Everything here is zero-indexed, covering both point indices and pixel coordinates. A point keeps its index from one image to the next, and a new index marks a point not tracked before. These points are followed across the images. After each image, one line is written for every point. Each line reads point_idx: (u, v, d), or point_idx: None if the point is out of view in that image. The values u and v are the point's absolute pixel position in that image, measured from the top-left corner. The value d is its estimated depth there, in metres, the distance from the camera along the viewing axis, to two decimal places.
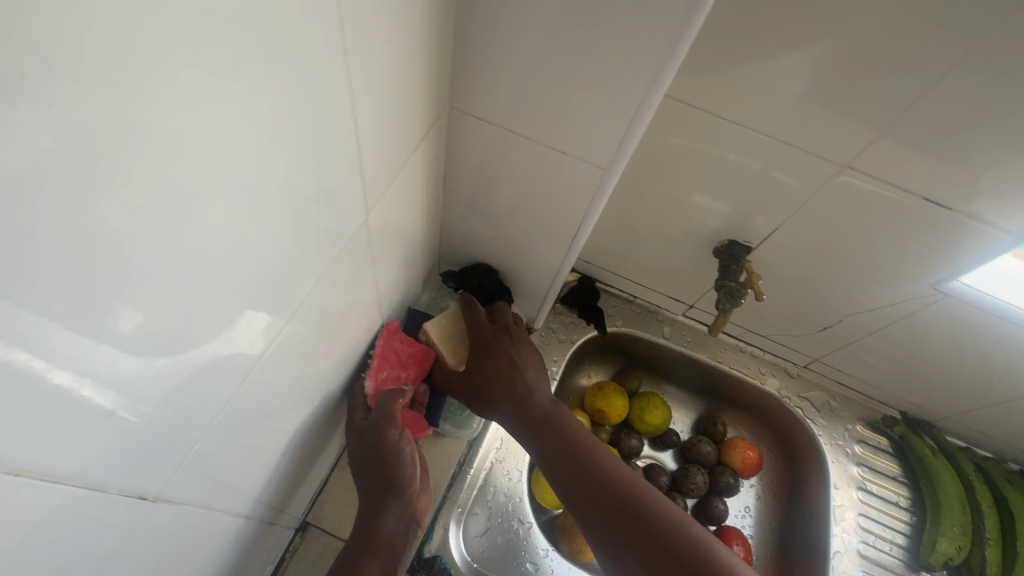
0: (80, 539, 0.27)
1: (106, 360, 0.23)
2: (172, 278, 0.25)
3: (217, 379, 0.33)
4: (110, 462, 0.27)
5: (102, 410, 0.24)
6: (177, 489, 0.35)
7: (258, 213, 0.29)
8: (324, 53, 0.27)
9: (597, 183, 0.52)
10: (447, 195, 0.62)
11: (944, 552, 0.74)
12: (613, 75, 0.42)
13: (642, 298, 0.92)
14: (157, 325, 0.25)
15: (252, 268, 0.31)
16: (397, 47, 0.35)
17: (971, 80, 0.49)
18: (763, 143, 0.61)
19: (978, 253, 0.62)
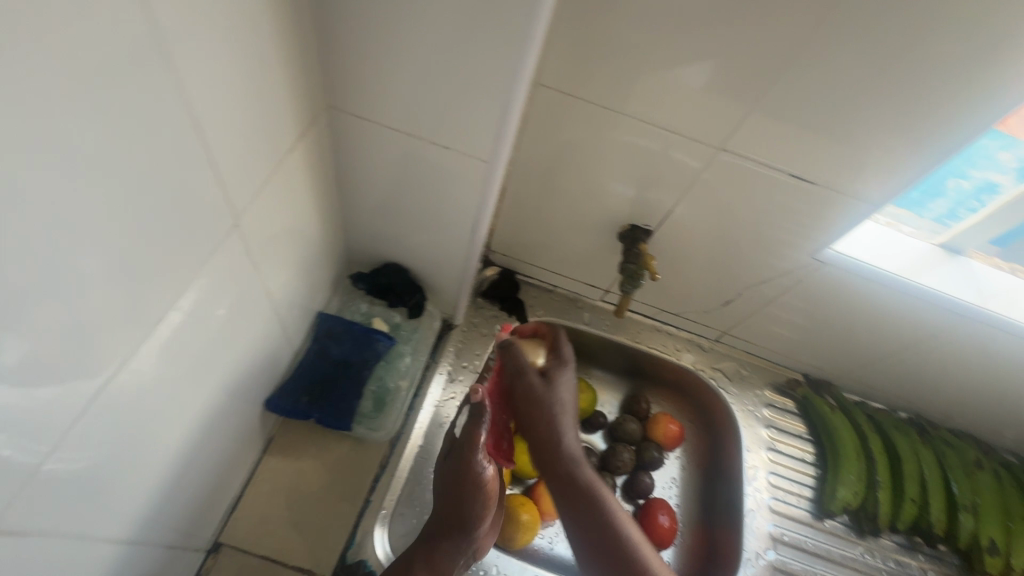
0: None
1: None
2: None
3: (56, 401, 0.30)
4: None
5: None
6: (28, 521, 0.32)
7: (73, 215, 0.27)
8: (133, 43, 0.27)
9: (482, 177, 0.53)
10: (343, 195, 0.62)
11: (842, 498, 0.81)
12: (474, 65, 0.43)
13: (561, 287, 0.94)
14: None
15: (80, 275, 0.29)
16: (242, 41, 0.35)
17: (807, 58, 0.54)
18: (646, 130, 0.65)
19: (845, 220, 0.68)
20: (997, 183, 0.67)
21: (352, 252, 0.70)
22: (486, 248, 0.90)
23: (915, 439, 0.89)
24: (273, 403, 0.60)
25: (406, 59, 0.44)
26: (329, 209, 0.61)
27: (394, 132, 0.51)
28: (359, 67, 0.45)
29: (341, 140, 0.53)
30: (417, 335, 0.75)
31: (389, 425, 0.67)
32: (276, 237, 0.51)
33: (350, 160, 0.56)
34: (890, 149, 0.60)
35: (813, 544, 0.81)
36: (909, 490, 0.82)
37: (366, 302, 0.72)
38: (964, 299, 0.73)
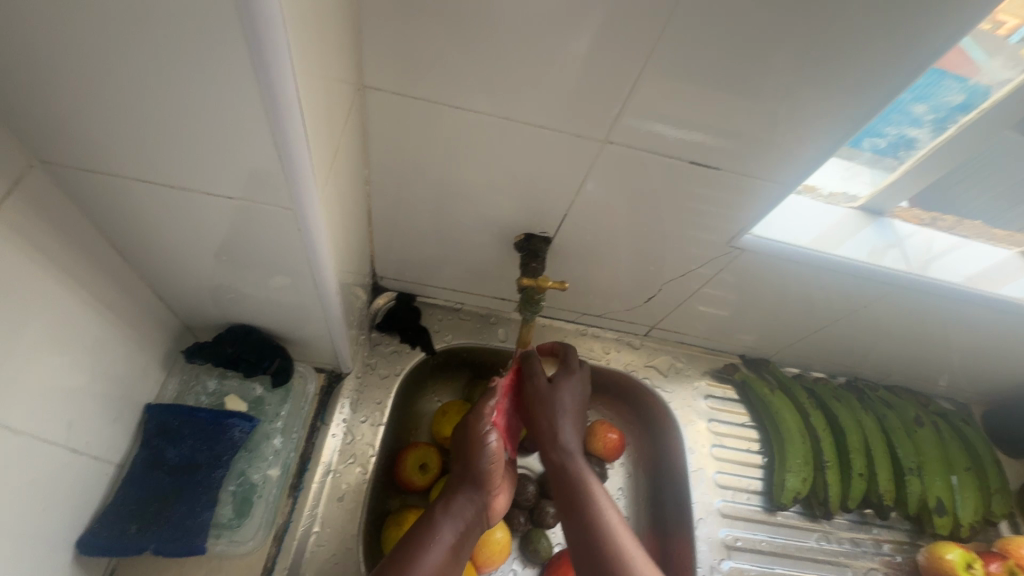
0: None
1: None
2: None
3: None
4: None
5: None
6: None
7: None
8: None
9: (297, 224, 0.41)
10: (140, 262, 0.47)
11: (792, 487, 0.76)
12: (219, 88, 0.30)
13: (469, 304, 0.83)
14: None
15: None
16: None
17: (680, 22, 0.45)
18: (518, 129, 0.55)
19: (758, 200, 0.60)
20: (913, 139, 0.60)
21: (187, 320, 0.57)
22: (374, 275, 0.78)
23: (856, 406, 0.85)
24: (85, 543, 0.46)
25: (130, 100, 0.31)
26: (125, 283, 0.48)
27: (162, 186, 0.38)
28: (69, 112, 0.32)
29: (99, 204, 0.40)
30: (288, 404, 0.63)
31: (258, 529, 0.56)
32: (17, 351, 0.37)
33: (125, 223, 0.42)
34: (790, 122, 0.52)
35: (767, 543, 0.75)
36: (856, 465, 0.78)
37: (216, 377, 0.59)
38: (891, 267, 0.68)
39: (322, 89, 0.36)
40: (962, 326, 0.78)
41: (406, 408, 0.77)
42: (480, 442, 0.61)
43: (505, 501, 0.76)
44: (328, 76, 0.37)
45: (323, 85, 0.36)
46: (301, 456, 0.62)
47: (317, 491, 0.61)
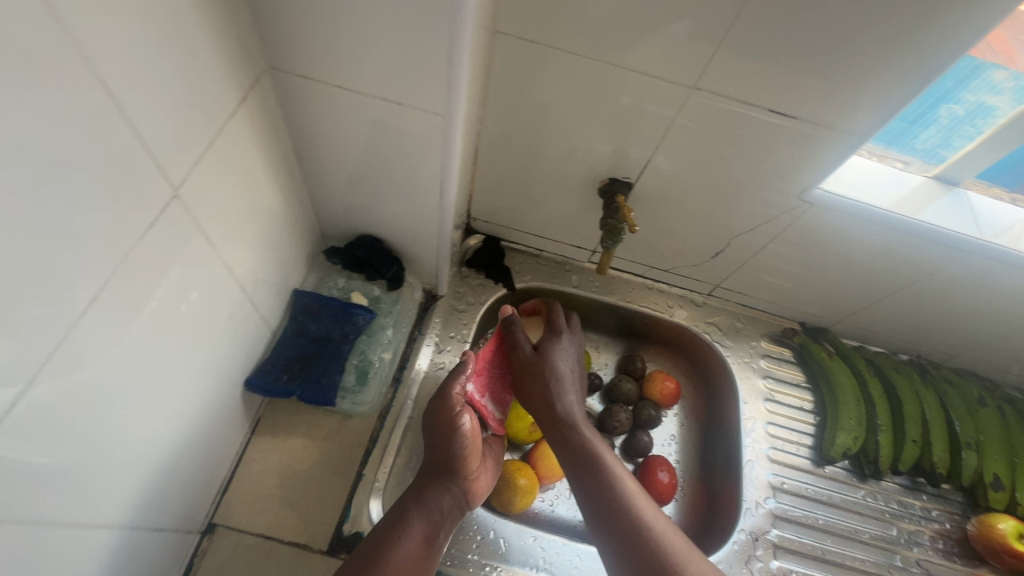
0: None
1: None
2: None
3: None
4: None
5: None
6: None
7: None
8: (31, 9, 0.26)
9: (439, 137, 0.51)
10: (306, 166, 0.60)
11: (843, 443, 0.80)
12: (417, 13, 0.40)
13: (548, 250, 0.92)
14: None
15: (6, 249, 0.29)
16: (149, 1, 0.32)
17: None
18: (618, 76, 0.62)
19: (829, 160, 0.64)
20: (992, 106, 0.63)
21: (326, 227, 0.69)
22: (468, 215, 0.89)
23: (916, 380, 0.87)
24: (250, 382, 0.59)
25: (347, 20, 0.42)
26: (293, 181, 0.60)
27: (345, 92, 0.49)
28: (299, 22, 0.43)
29: (294, 106, 0.52)
30: (399, 307, 0.75)
31: (374, 399, 0.68)
32: (233, 215, 0.50)
33: (307, 125, 0.54)
34: (879, 76, 0.55)
35: (813, 490, 0.79)
36: (910, 432, 0.81)
37: (344, 277, 0.72)
38: (964, 232, 0.70)
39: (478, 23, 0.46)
40: None
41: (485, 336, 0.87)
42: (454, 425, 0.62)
43: None
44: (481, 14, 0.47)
45: (480, 15, 0.45)
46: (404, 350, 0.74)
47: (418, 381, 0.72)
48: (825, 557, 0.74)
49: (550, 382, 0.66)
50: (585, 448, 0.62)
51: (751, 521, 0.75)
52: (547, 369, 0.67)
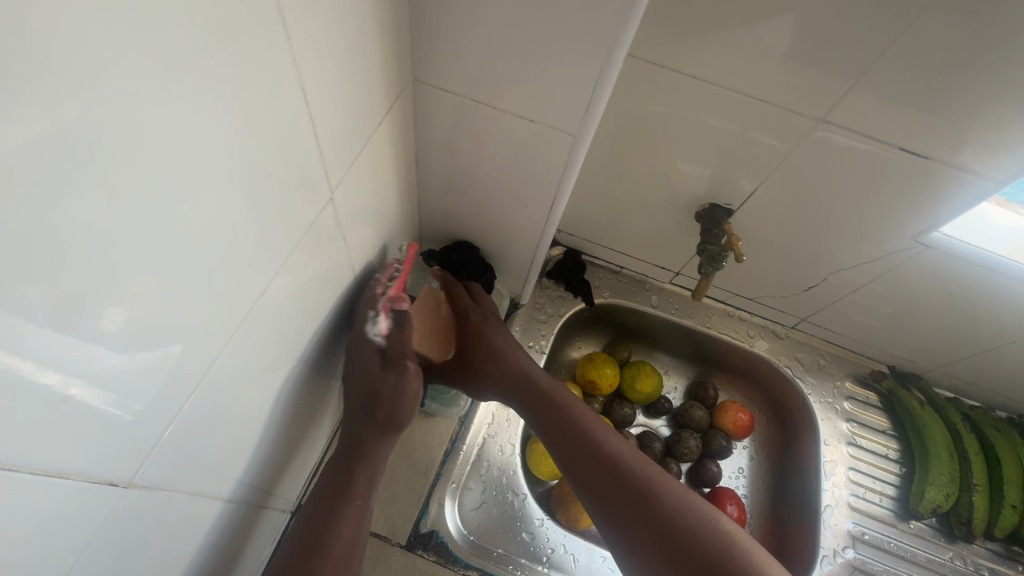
0: (86, 511, 0.29)
1: (84, 355, 0.25)
2: (141, 269, 0.26)
3: (194, 366, 0.34)
4: (97, 449, 0.28)
5: (74, 395, 0.26)
6: (173, 474, 0.36)
7: (213, 199, 0.30)
8: (249, 31, 0.27)
9: (561, 152, 0.52)
10: (420, 171, 0.62)
11: (933, 499, 0.75)
12: (572, 36, 0.41)
13: (629, 268, 0.91)
14: (134, 316, 0.27)
15: (216, 254, 0.32)
16: (330, 19, 0.34)
17: (937, 22, 0.47)
18: (739, 103, 0.60)
19: (955, 204, 0.60)
20: None
21: (426, 230, 0.71)
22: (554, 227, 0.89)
23: (1018, 441, 0.81)
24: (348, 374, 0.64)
25: (500, 40, 0.44)
26: (406, 185, 0.62)
27: (478, 106, 0.50)
28: (451, 36, 0.45)
29: (425, 113, 0.54)
30: None
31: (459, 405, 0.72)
32: (359, 218, 0.52)
33: (432, 132, 0.56)
34: None
35: (896, 546, 0.75)
36: (1009, 496, 0.75)
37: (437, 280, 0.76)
38: None
39: None
40: None
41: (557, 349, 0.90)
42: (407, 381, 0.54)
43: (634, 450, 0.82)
44: None
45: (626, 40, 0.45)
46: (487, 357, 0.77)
47: None
48: None
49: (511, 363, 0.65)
50: (601, 455, 0.56)
51: (828, 569, 0.72)
52: (494, 343, 0.66)
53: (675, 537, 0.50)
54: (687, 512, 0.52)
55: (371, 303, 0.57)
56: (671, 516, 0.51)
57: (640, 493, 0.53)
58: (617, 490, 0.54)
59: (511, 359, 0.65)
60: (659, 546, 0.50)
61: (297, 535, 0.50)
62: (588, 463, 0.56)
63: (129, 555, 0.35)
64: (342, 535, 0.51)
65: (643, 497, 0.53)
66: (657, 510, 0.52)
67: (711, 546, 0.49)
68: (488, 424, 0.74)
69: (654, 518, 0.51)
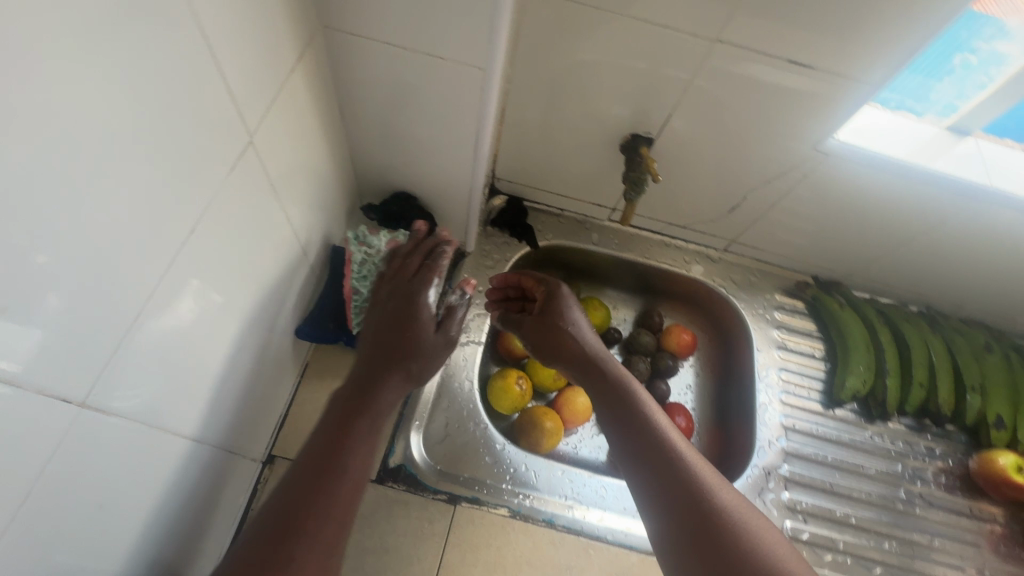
0: (41, 429, 0.31)
1: (16, 269, 0.27)
2: (60, 188, 0.28)
3: (131, 295, 0.35)
4: (41, 367, 0.30)
5: (13, 306, 0.27)
6: (126, 403, 0.38)
7: (125, 126, 0.31)
8: None
9: (475, 87, 0.55)
10: (348, 123, 0.63)
11: (852, 387, 0.84)
12: None
13: (569, 210, 0.96)
14: (59, 235, 0.29)
15: (138, 185, 0.33)
16: None
17: None
18: (643, 32, 0.63)
19: (845, 110, 0.66)
20: (1006, 54, 0.65)
21: (364, 185, 0.73)
22: (493, 177, 0.92)
23: (924, 329, 0.91)
24: (301, 329, 0.65)
25: None
26: (335, 138, 0.63)
27: (390, 48, 0.52)
28: None
29: (341, 61, 0.55)
30: None
31: None
32: (289, 169, 0.53)
33: (351, 81, 0.58)
34: (897, 26, 0.57)
35: (823, 431, 0.84)
36: (917, 375, 0.85)
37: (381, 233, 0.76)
38: (976, 180, 0.73)
39: None
40: None
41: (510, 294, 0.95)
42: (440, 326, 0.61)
43: None
44: None
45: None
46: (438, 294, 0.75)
47: None
48: (835, 490, 0.79)
49: (574, 345, 0.65)
50: (655, 435, 0.55)
51: (764, 457, 0.80)
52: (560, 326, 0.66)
53: (705, 530, 0.48)
54: (726, 508, 0.50)
55: (435, 271, 0.62)
56: (708, 508, 0.49)
57: (684, 480, 0.52)
58: (661, 473, 0.53)
59: (576, 341, 0.65)
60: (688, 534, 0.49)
61: (283, 493, 0.46)
62: (639, 442, 0.55)
63: (96, 483, 0.37)
64: (351, 468, 0.48)
65: (686, 484, 0.51)
66: (696, 500, 0.50)
67: (742, 546, 0.47)
68: (446, 365, 0.78)
69: (692, 507, 0.50)
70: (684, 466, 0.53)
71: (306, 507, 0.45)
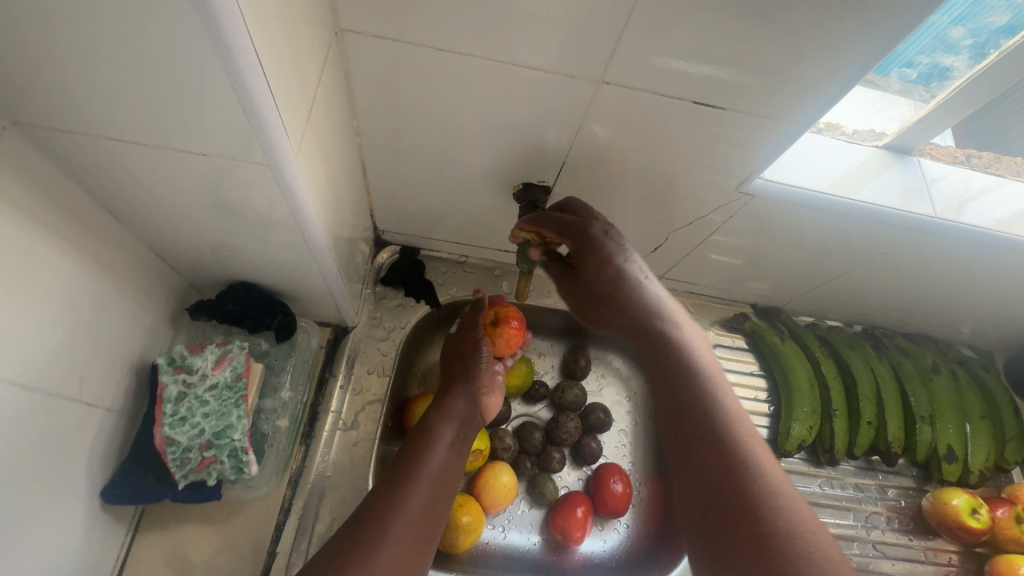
0: None
1: None
2: None
3: None
4: None
5: None
6: None
7: None
8: None
9: (277, 188, 0.42)
10: (134, 224, 0.48)
11: (797, 435, 0.76)
12: (186, 52, 0.30)
13: (474, 256, 0.83)
14: None
15: None
16: None
17: None
18: (510, 72, 0.50)
19: (767, 149, 0.55)
20: (948, 68, 0.55)
21: (192, 278, 0.58)
22: (375, 229, 0.78)
23: (869, 354, 0.83)
24: (108, 493, 0.48)
25: (98, 64, 0.31)
26: (122, 243, 0.48)
27: (133, 143, 0.38)
28: (24, 60, 0.31)
29: (78, 161, 0.40)
30: (292, 360, 0.65)
31: (268, 478, 0.60)
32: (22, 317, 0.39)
33: (106, 179, 0.42)
34: (818, 56, 0.46)
35: None
36: (865, 413, 0.78)
37: (223, 333, 0.60)
38: (919, 211, 0.65)
39: (282, 31, 0.35)
40: (988, 274, 0.74)
41: (415, 358, 0.81)
42: (472, 344, 0.71)
43: (510, 448, 0.79)
44: (284, 33, 0.36)
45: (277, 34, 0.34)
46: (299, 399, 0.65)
47: (332, 439, 0.66)
48: None
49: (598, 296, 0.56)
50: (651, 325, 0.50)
51: None
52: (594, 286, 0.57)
53: (718, 493, 0.39)
54: (760, 472, 0.39)
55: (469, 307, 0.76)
56: (709, 432, 0.41)
57: (697, 401, 0.43)
58: (668, 381, 0.46)
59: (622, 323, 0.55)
60: (702, 487, 0.40)
61: (343, 532, 0.49)
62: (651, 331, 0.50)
63: None
64: (404, 506, 0.52)
65: (697, 400, 0.43)
66: (704, 435, 0.41)
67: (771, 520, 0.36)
68: (329, 476, 0.64)
69: (706, 453, 0.41)
70: (698, 374, 0.45)
71: (357, 552, 0.47)
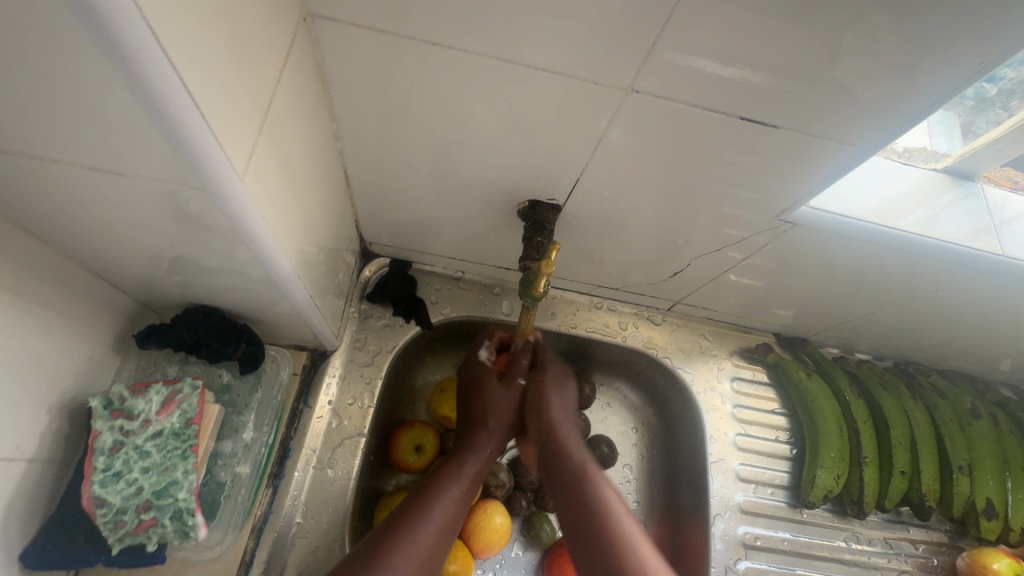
0: None
1: None
2: None
3: None
4: None
5: None
6: None
7: None
8: None
9: (225, 220, 0.34)
10: (64, 246, 0.40)
11: (824, 485, 0.68)
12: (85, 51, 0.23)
13: (471, 272, 0.74)
14: None
15: None
16: None
17: None
18: (518, 74, 0.42)
19: (818, 173, 0.47)
20: None
21: (144, 301, 0.50)
22: (362, 241, 0.70)
23: (903, 394, 0.75)
24: (27, 559, 0.41)
25: None
26: (50, 267, 0.41)
27: (39, 157, 0.30)
28: None
29: None
30: (257, 395, 0.58)
31: (223, 531, 0.53)
32: None
33: (16, 197, 0.34)
34: (889, 67, 0.38)
35: (790, 543, 0.69)
36: (898, 462, 0.70)
37: (178, 364, 0.54)
38: (977, 247, 0.57)
39: (218, 22, 0.27)
40: None
41: (404, 383, 0.74)
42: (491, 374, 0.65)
43: (505, 485, 0.71)
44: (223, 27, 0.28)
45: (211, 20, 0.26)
46: (262, 441, 0.57)
47: (304, 479, 0.58)
48: None
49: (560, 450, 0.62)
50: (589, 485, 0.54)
51: None
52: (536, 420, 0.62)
53: None
54: None
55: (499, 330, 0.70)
56: None
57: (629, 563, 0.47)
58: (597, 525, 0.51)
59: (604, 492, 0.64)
60: None
61: None
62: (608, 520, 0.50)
63: None
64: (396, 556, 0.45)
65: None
66: None
67: None
68: (299, 522, 0.56)
69: None
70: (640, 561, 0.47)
71: None
